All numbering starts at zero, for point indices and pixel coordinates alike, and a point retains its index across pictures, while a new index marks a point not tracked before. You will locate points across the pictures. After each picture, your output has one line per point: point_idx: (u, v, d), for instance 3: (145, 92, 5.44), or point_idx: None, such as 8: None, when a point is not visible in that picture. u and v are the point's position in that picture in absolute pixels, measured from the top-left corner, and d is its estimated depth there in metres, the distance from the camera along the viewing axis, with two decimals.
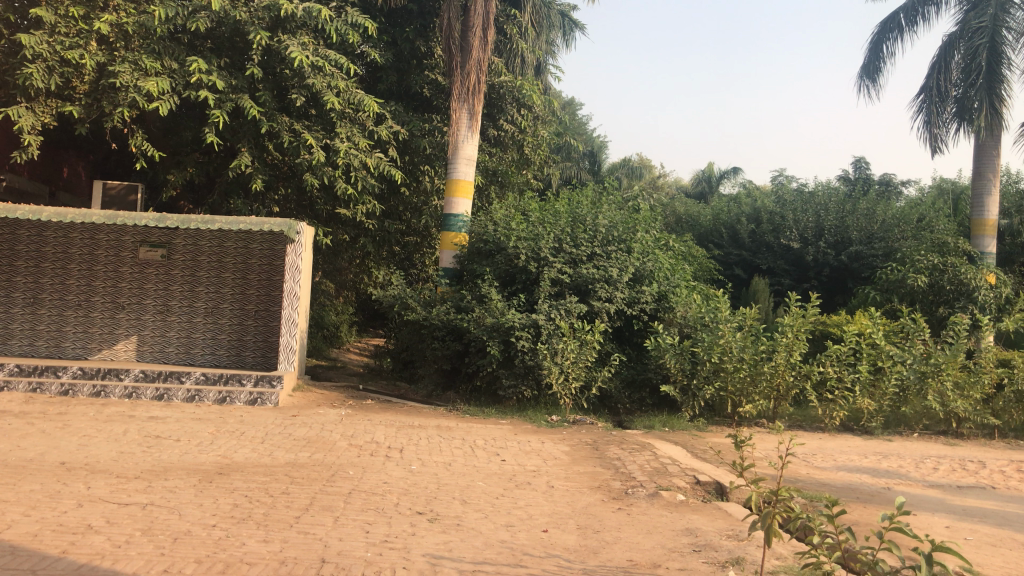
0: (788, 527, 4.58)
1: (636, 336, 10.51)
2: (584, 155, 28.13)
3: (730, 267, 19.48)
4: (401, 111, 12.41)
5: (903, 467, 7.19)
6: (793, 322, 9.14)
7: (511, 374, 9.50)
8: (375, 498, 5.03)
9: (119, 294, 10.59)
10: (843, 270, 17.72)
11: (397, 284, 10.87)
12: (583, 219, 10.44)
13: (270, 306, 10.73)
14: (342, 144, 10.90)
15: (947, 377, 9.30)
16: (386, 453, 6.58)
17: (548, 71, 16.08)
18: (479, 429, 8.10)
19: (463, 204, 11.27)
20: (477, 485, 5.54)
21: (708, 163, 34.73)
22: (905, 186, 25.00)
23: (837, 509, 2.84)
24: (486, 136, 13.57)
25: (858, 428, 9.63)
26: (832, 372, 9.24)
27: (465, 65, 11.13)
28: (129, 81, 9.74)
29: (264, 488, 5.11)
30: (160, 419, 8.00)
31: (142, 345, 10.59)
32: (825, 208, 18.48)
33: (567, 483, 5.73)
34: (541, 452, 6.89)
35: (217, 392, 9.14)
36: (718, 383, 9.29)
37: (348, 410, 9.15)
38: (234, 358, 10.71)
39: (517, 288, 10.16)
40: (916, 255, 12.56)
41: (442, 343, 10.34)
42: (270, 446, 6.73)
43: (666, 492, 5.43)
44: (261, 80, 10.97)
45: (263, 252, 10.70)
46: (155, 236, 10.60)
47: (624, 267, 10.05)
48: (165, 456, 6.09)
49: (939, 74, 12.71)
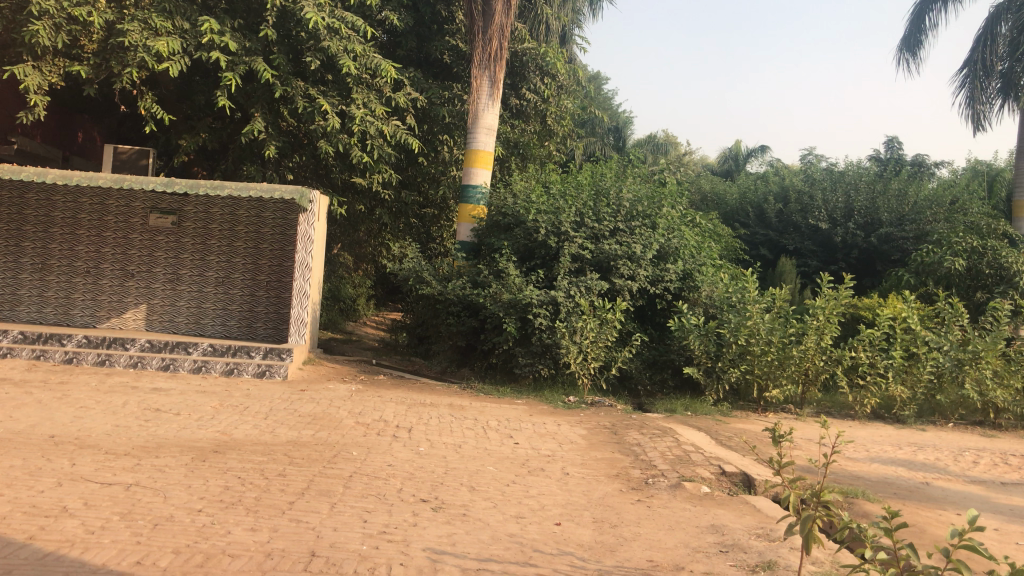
0: (824, 529, 4.20)
1: (658, 316, 10.11)
2: (608, 131, 27.63)
3: (756, 247, 18.99)
4: (420, 78, 12.02)
5: (941, 460, 6.77)
6: (824, 304, 8.72)
7: (528, 353, 9.14)
8: (378, 482, 4.71)
9: (129, 261, 10.33)
10: (872, 252, 17.16)
11: (413, 256, 10.52)
12: (607, 193, 10.00)
13: (282, 277, 10.42)
14: (358, 110, 10.50)
15: (985, 365, 8.84)
16: (393, 432, 6.26)
17: (573, 41, 15.60)
18: (493, 408, 7.77)
19: (482, 174, 10.87)
20: (487, 470, 5.20)
21: (736, 141, 34.02)
22: (939, 167, 24.32)
23: (896, 519, 2.48)
24: (508, 106, 13.15)
25: (889, 416, 9.21)
26: (864, 357, 8.80)
27: (487, 31, 10.67)
28: (138, 40, 9.38)
29: (260, 469, 4.79)
30: (163, 391, 7.74)
31: (151, 314, 10.35)
32: (855, 188, 17.90)
33: (582, 471, 5.37)
34: (556, 436, 6.54)
35: (225, 363, 8.86)
36: (743, 366, 8.89)
37: (358, 385, 8.84)
38: (245, 329, 10.42)
39: (536, 263, 9.78)
40: (953, 237, 12.03)
41: (457, 318, 10.00)
42: (273, 422, 6.43)
43: (689, 483, 5.06)
44: (276, 43, 10.63)
45: (275, 221, 10.38)
46: (165, 203, 10.29)
47: (648, 243, 9.63)
48: (162, 432, 5.79)
49: (983, 48, 12.10)
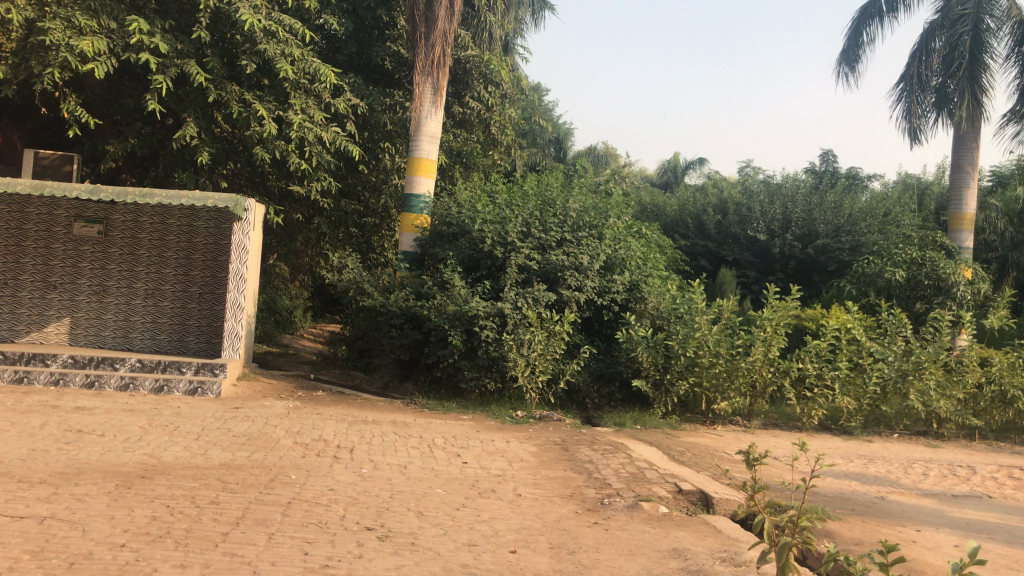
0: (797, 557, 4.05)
1: (606, 328, 9.95)
2: (549, 141, 27.57)
3: (695, 258, 19.02)
4: (360, 84, 11.71)
5: (892, 473, 6.72)
6: (772, 315, 8.68)
7: (474, 366, 8.88)
8: (319, 509, 4.40)
9: (51, 272, 9.78)
10: (809, 263, 17.36)
11: (353, 267, 10.19)
12: (553, 203, 9.83)
13: (215, 289, 9.99)
14: (296, 116, 10.15)
15: (929, 376, 8.89)
16: (334, 453, 5.94)
17: (516, 51, 15.46)
18: (438, 425, 7.50)
19: (426, 183, 10.60)
20: (435, 493, 4.93)
21: (674, 153, 34.31)
22: (871, 181, 24.87)
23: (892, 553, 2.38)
24: (451, 114, 12.91)
25: (836, 428, 9.21)
26: (811, 368, 8.78)
27: (430, 37, 10.42)
28: (60, 38, 8.89)
29: (190, 497, 4.44)
30: (87, 410, 7.27)
31: (75, 328, 9.80)
32: (792, 200, 18.10)
33: (535, 491, 5.14)
34: (505, 454, 6.30)
35: (154, 379, 8.41)
36: (692, 378, 8.77)
37: (296, 402, 8.47)
38: (176, 343, 9.94)
39: (482, 274, 9.55)
40: (893, 248, 12.16)
41: (400, 332, 9.70)
42: (205, 444, 6.04)
43: (646, 503, 4.87)
44: (209, 45, 10.23)
45: (208, 230, 9.94)
46: (90, 211, 9.78)
47: (595, 254, 9.48)
48: (83, 456, 5.38)
49: (919, 62, 12.28)
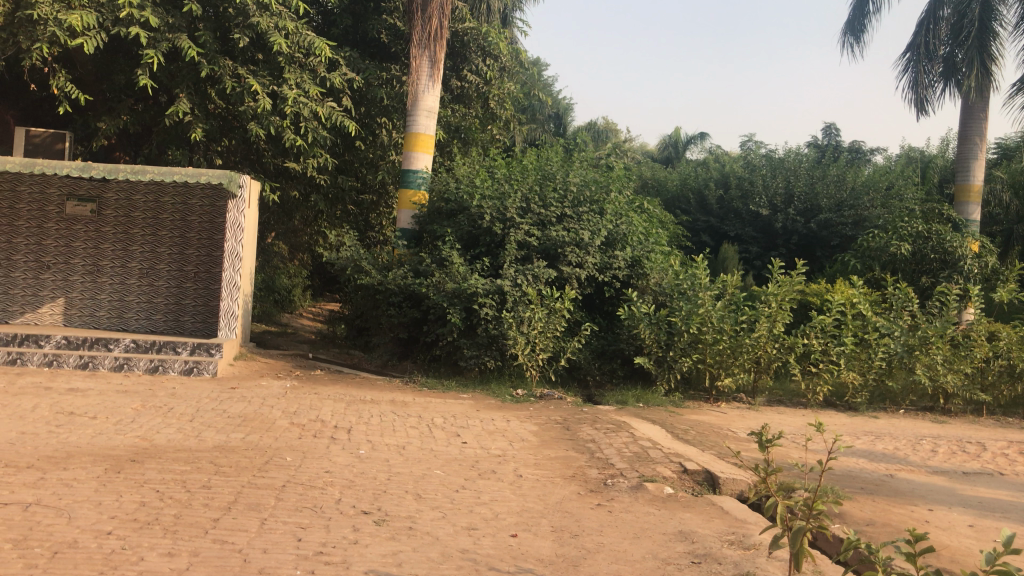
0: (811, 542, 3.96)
1: (607, 304, 9.80)
2: (549, 117, 27.34)
3: (697, 234, 18.84)
4: (356, 58, 11.47)
5: (900, 450, 6.59)
6: (776, 291, 8.53)
7: (474, 344, 8.74)
8: (314, 492, 4.27)
9: (44, 252, 9.62)
10: (812, 238, 17.18)
11: (351, 245, 10.03)
12: (553, 178, 9.65)
13: (211, 267, 9.84)
14: (291, 91, 9.94)
15: (936, 351, 8.75)
16: (331, 434, 5.81)
17: (515, 23, 15.20)
18: (438, 404, 7.37)
19: (424, 159, 10.41)
20: (434, 474, 4.80)
21: (675, 128, 34.02)
22: (874, 154, 24.63)
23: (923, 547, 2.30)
24: (449, 89, 12.70)
25: (841, 404, 9.08)
26: (817, 344, 8.65)
27: (427, 9, 10.19)
28: (48, 13, 8.66)
29: (181, 481, 4.31)
30: (80, 392, 7.14)
31: (70, 309, 9.66)
32: (795, 174, 17.89)
33: (536, 472, 5.01)
34: (506, 433, 6.17)
35: (149, 360, 8.28)
36: (695, 355, 8.63)
37: (294, 382, 8.35)
38: (172, 323, 9.81)
39: (481, 251, 9.40)
40: (898, 222, 11.98)
41: (398, 310, 9.57)
42: (199, 425, 5.92)
43: (651, 484, 4.74)
44: (201, 19, 10.00)
45: (203, 208, 9.77)
46: (83, 189, 9.60)
47: (596, 229, 9.31)
48: (74, 439, 5.25)
49: (926, 31, 12.02)
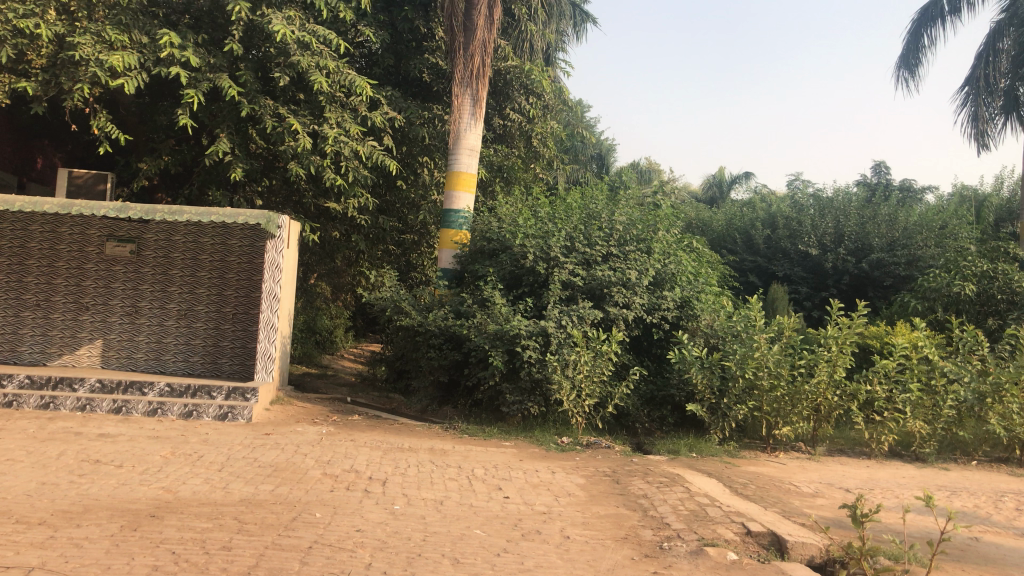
0: None
1: (655, 347, 9.39)
2: (592, 158, 27.20)
3: (744, 274, 18.31)
4: (398, 97, 11.27)
5: (981, 508, 6.05)
6: (837, 333, 8.05)
7: (516, 389, 8.39)
8: (342, 555, 3.92)
9: (83, 293, 9.51)
10: (863, 279, 16.59)
11: (390, 286, 9.75)
12: (598, 216, 9.31)
13: (249, 309, 9.64)
14: (331, 130, 9.77)
15: (1011, 400, 8.18)
16: (365, 486, 5.46)
17: (558, 62, 15.02)
18: (478, 453, 7.01)
19: (465, 198, 10.16)
20: (474, 535, 4.42)
21: (719, 168, 33.57)
22: (926, 192, 23.94)
23: None
24: (491, 127, 12.51)
25: (908, 454, 8.53)
26: (881, 391, 8.11)
27: (468, 47, 9.99)
28: (90, 54, 8.61)
29: (201, 541, 3.98)
30: (110, 438, 6.90)
31: (108, 351, 9.49)
32: (845, 214, 17.34)
33: (585, 533, 4.61)
34: (551, 487, 5.78)
35: (183, 405, 8.04)
36: (751, 402, 8.14)
37: (330, 427, 8.03)
38: (210, 366, 9.59)
39: (523, 291, 9.10)
40: (960, 261, 11.42)
41: (439, 352, 9.26)
42: (228, 476, 5.62)
43: (712, 548, 4.30)
44: (242, 59, 9.91)
45: (242, 248, 9.60)
46: (123, 230, 9.50)
47: (643, 269, 8.92)
48: (95, 490, 4.98)
49: (986, 64, 11.43)
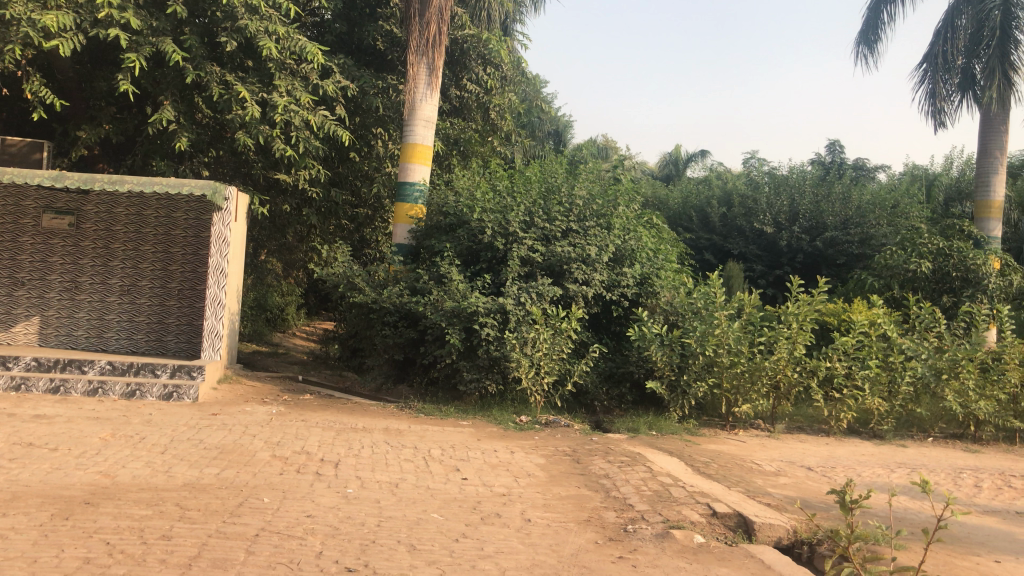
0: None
1: (614, 324, 9.25)
2: (548, 134, 26.97)
3: (700, 251, 18.30)
4: (350, 65, 10.91)
5: (942, 485, 6.02)
6: (797, 310, 7.98)
7: (474, 367, 8.18)
8: (291, 543, 3.68)
9: (19, 268, 9.05)
10: (817, 257, 16.66)
11: (344, 261, 9.45)
12: (557, 191, 9.10)
13: (195, 285, 9.28)
14: (281, 98, 9.40)
15: (966, 376, 8.20)
16: (316, 469, 5.22)
17: (515, 34, 14.73)
18: (435, 433, 6.80)
19: (421, 171, 9.86)
20: (431, 520, 4.21)
21: (675, 145, 33.56)
22: (878, 172, 24.18)
23: None
24: (448, 99, 12.22)
25: (866, 431, 8.53)
26: (840, 367, 8.06)
27: (425, 14, 9.68)
28: (22, 13, 8.13)
29: (138, 530, 3.72)
30: (46, 419, 6.55)
31: (45, 328, 9.07)
32: (799, 192, 17.36)
33: (547, 516, 4.43)
34: (510, 467, 5.60)
35: (125, 384, 7.69)
36: (711, 379, 8.04)
37: (280, 407, 7.74)
38: (154, 343, 9.22)
39: (481, 267, 8.88)
40: (915, 239, 11.47)
41: (393, 330, 9.00)
42: (170, 459, 5.33)
43: (677, 531, 4.16)
44: (187, 23, 9.47)
45: (188, 221, 9.21)
46: (61, 201, 9.05)
47: (603, 245, 8.75)
48: (25, 476, 4.67)
49: (945, 40, 11.40)
